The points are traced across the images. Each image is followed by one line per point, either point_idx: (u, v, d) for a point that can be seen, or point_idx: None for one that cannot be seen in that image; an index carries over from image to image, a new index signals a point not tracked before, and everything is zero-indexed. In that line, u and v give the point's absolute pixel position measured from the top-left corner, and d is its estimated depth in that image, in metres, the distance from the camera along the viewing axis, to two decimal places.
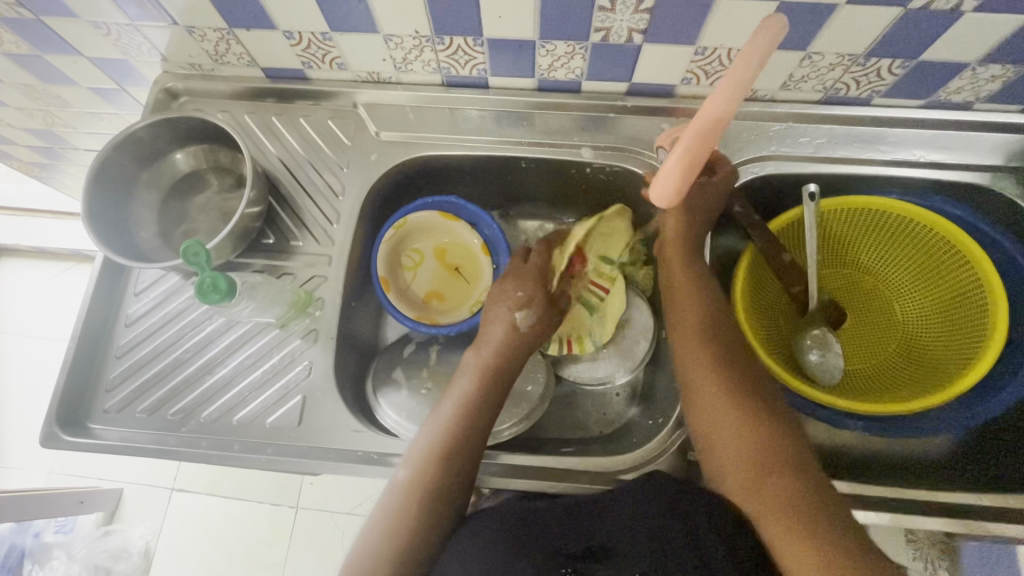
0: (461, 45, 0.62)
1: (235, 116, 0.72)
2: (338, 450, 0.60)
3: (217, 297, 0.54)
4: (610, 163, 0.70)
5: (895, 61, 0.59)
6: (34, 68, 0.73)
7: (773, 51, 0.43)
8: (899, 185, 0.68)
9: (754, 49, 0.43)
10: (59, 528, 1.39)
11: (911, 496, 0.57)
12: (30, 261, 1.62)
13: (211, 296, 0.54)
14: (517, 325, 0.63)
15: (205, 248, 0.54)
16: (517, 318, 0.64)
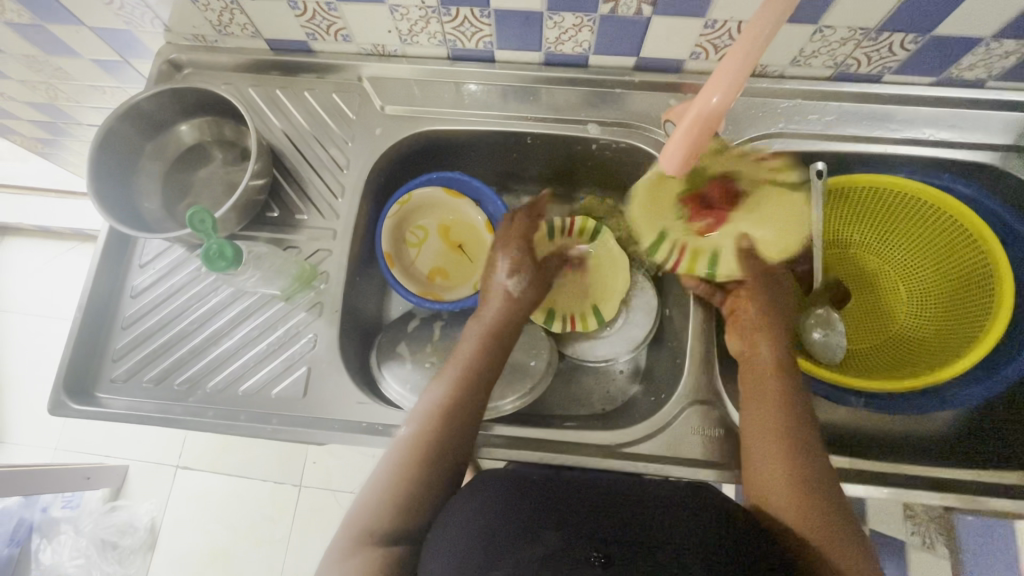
0: (468, 16, 0.62)
1: (240, 88, 0.72)
2: (343, 421, 0.61)
3: (223, 263, 0.54)
4: (617, 139, 0.69)
5: (907, 35, 0.58)
6: (37, 39, 0.72)
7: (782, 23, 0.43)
8: (908, 164, 0.68)
9: (764, 19, 0.43)
10: (66, 503, 1.41)
11: (911, 471, 0.58)
12: (34, 240, 1.62)
13: (217, 263, 0.54)
14: (510, 291, 0.65)
15: (211, 215, 0.55)
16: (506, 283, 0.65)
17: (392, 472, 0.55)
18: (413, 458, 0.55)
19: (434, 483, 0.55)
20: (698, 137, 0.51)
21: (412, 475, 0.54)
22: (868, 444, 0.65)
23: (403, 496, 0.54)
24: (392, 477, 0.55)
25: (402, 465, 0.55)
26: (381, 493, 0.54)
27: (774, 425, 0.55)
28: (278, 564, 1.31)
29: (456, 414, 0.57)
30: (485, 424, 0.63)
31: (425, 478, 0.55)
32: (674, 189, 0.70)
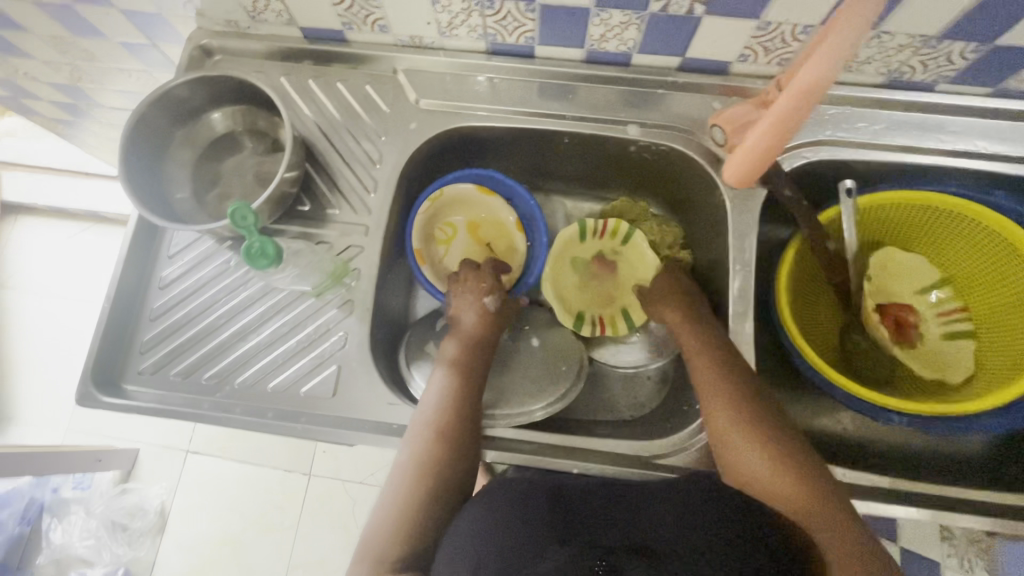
0: (512, 10, 0.60)
1: (271, 77, 0.70)
2: (373, 422, 0.60)
3: (265, 262, 0.55)
4: (658, 141, 0.67)
5: (969, 44, 0.56)
6: (64, 19, 0.71)
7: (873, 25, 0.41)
8: (956, 176, 0.66)
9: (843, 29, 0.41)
10: (76, 484, 1.41)
11: (948, 493, 0.57)
12: (47, 220, 1.62)
13: (259, 262, 0.55)
14: (486, 309, 0.66)
15: (253, 212, 0.55)
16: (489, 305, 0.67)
17: (394, 505, 0.55)
18: (408, 487, 0.55)
19: (435, 505, 0.55)
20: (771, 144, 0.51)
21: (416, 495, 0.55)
22: (895, 461, 0.65)
23: (407, 524, 0.53)
24: (399, 496, 0.55)
25: (401, 495, 0.55)
26: (386, 526, 0.54)
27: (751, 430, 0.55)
28: (285, 553, 1.31)
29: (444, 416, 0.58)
30: (516, 430, 0.63)
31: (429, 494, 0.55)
32: (713, 194, 0.68)
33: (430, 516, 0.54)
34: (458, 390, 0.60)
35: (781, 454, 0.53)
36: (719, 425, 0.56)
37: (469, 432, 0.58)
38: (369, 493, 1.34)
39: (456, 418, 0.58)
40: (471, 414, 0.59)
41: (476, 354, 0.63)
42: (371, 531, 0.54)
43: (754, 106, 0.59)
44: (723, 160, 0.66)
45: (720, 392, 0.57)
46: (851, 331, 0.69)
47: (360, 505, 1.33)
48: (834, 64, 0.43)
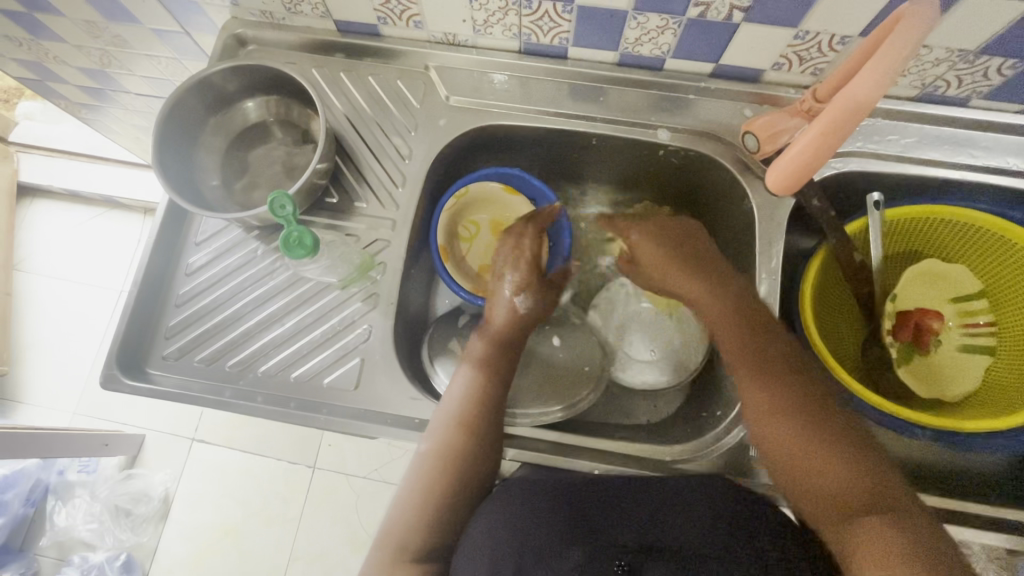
0: (549, 10, 0.60)
1: (303, 68, 0.70)
2: (395, 416, 0.60)
3: (302, 251, 0.56)
4: (687, 146, 0.67)
5: (1006, 61, 0.56)
6: (100, 4, 0.71)
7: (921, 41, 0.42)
8: (986, 193, 0.65)
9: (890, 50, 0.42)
10: (82, 467, 1.42)
11: (973, 510, 0.57)
12: (62, 204, 1.62)
13: (296, 251, 0.56)
14: (516, 307, 0.65)
15: (291, 201, 0.56)
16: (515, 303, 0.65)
17: (415, 491, 0.54)
18: (430, 471, 0.55)
19: (460, 491, 0.55)
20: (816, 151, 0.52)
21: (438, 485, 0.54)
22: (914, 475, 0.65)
23: (431, 512, 0.53)
24: (420, 486, 0.55)
25: (420, 480, 0.55)
26: (407, 513, 0.53)
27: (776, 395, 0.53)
28: (287, 543, 1.31)
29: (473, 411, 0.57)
30: (538, 429, 0.62)
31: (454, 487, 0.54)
32: (740, 200, 0.68)
33: (454, 504, 0.54)
34: (484, 386, 0.59)
35: (823, 430, 0.49)
36: (759, 411, 0.53)
37: (493, 419, 0.57)
38: (374, 488, 1.34)
39: (486, 416, 0.57)
40: (496, 410, 0.58)
41: (501, 350, 0.62)
42: (391, 519, 0.54)
43: (787, 113, 0.60)
44: (752, 168, 0.66)
45: (760, 375, 0.54)
46: (872, 345, 0.69)
47: (365, 499, 1.33)
48: (874, 84, 0.44)
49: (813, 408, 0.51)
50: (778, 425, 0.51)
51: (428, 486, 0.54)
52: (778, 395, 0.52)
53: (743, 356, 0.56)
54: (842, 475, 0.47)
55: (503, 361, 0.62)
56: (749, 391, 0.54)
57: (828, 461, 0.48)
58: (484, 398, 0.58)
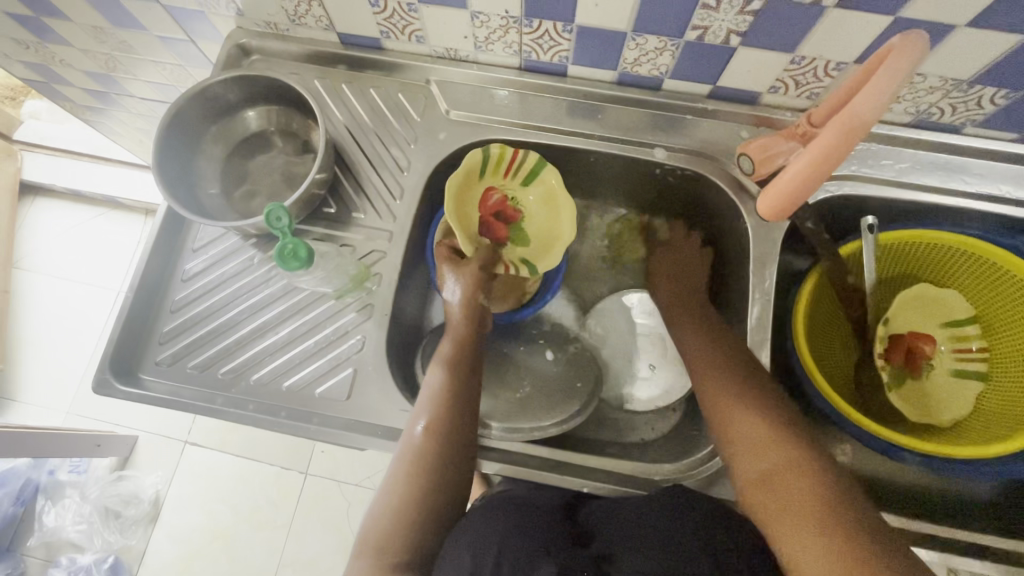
0: (550, 29, 0.61)
1: (305, 79, 0.71)
2: (386, 427, 0.60)
3: (296, 264, 0.56)
4: (684, 166, 0.68)
5: (1000, 91, 0.56)
6: (107, 11, 0.72)
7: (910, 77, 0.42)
8: (979, 219, 0.66)
9: (876, 88, 0.43)
10: (74, 468, 1.41)
11: (961, 537, 0.57)
12: (64, 203, 1.63)
13: (290, 263, 0.56)
14: (467, 300, 0.63)
15: (288, 213, 0.57)
16: (449, 300, 0.64)
17: (392, 495, 0.53)
18: (404, 476, 0.54)
19: (438, 498, 0.53)
20: (809, 182, 0.53)
21: (404, 491, 0.53)
22: (903, 499, 0.64)
23: (410, 520, 0.52)
24: (387, 491, 0.54)
25: (396, 485, 0.54)
26: (385, 519, 0.52)
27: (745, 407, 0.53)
28: (276, 550, 1.30)
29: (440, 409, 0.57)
30: (529, 444, 0.62)
31: (417, 492, 0.53)
32: (736, 221, 0.68)
33: (432, 512, 0.53)
34: (453, 390, 0.58)
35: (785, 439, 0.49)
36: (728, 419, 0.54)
37: (462, 422, 0.57)
38: (365, 496, 1.33)
39: (452, 419, 0.56)
40: (468, 414, 0.57)
41: (468, 351, 0.61)
42: (369, 528, 0.53)
43: (782, 137, 0.60)
44: (748, 188, 0.66)
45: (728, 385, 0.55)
46: (865, 367, 0.69)
47: (356, 507, 1.33)
48: (877, 103, 0.43)
49: (780, 420, 0.51)
50: (740, 430, 0.52)
51: (401, 495, 0.53)
52: (747, 409, 0.53)
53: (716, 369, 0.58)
54: (802, 486, 0.46)
55: (469, 360, 0.61)
56: (722, 401, 0.55)
57: (788, 470, 0.47)
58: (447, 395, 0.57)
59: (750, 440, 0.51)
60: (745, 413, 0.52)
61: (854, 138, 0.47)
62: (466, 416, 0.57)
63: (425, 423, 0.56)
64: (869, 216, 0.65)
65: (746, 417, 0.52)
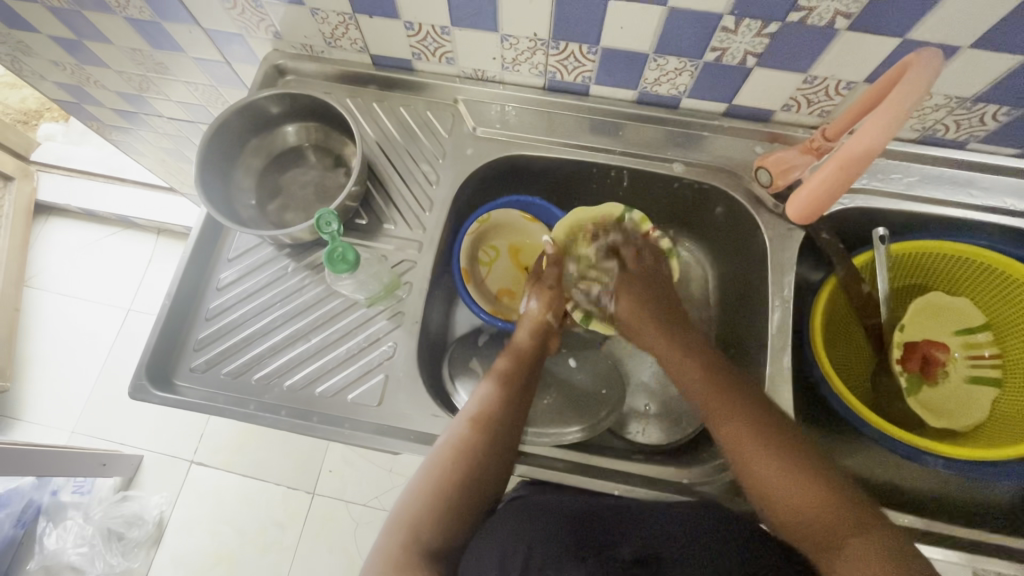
0: (575, 51, 0.64)
1: (338, 98, 0.75)
2: (417, 432, 0.61)
3: (344, 267, 0.59)
4: (702, 180, 0.71)
5: (1001, 108, 0.60)
6: (149, 34, 0.75)
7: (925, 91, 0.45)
8: (986, 231, 0.69)
9: (888, 110, 0.47)
10: (77, 489, 1.38)
11: (986, 539, 0.57)
12: (78, 222, 1.65)
13: (338, 266, 0.59)
14: (538, 325, 0.66)
15: (336, 219, 0.60)
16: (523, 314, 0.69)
17: (427, 483, 0.55)
18: (446, 467, 0.55)
19: (474, 494, 0.55)
20: (834, 186, 0.56)
21: (449, 487, 0.54)
22: (926, 504, 0.65)
23: (442, 510, 0.54)
24: (428, 482, 0.55)
25: (434, 473, 0.55)
26: (421, 504, 0.54)
27: (738, 431, 0.54)
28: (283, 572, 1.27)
29: (494, 419, 0.58)
30: (556, 449, 0.63)
31: (462, 489, 0.54)
32: (752, 232, 0.71)
33: (470, 502, 0.55)
34: (506, 400, 0.60)
35: (780, 456, 0.51)
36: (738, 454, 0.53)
37: (511, 427, 0.59)
38: (373, 517, 1.31)
39: (505, 428, 0.58)
40: (515, 421, 0.59)
41: (523, 365, 0.64)
42: (403, 509, 0.55)
43: (797, 151, 0.64)
44: (764, 201, 0.69)
45: (727, 417, 0.55)
46: (880, 374, 0.70)
47: (363, 528, 1.31)
48: (890, 121, 0.47)
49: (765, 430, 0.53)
50: (756, 463, 0.52)
51: (441, 489, 0.54)
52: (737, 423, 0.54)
53: (717, 399, 0.56)
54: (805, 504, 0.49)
55: (523, 375, 0.63)
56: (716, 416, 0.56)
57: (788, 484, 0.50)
58: (503, 403, 0.59)
59: (742, 449, 0.53)
60: (734, 422, 0.54)
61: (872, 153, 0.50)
62: (515, 424, 0.59)
63: (476, 423, 0.58)
64: (880, 227, 0.68)
65: (736, 430, 0.54)
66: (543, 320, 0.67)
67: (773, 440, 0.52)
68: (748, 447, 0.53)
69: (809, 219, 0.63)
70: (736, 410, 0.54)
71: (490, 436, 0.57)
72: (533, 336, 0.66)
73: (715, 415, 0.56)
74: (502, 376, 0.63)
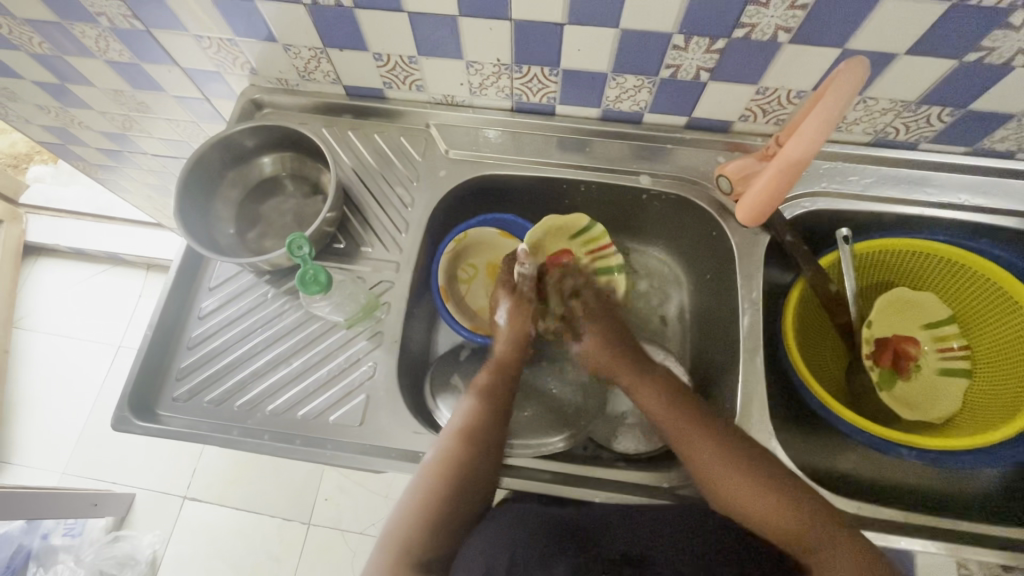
0: (538, 74, 0.67)
1: (314, 129, 0.77)
2: (398, 450, 0.61)
3: (316, 288, 0.61)
4: (669, 190, 0.73)
5: (945, 109, 0.62)
6: (129, 75, 0.78)
7: (854, 90, 0.50)
8: (945, 226, 0.71)
9: (820, 114, 0.52)
10: (68, 530, 1.35)
11: (966, 528, 0.58)
12: (68, 262, 1.66)
13: (310, 287, 0.61)
14: (520, 335, 0.68)
15: (307, 242, 0.61)
16: (495, 322, 0.70)
17: (414, 498, 0.56)
18: (430, 478, 0.56)
19: (460, 504, 0.56)
20: (780, 184, 0.61)
21: (434, 499, 0.55)
22: (908, 496, 0.66)
23: (429, 522, 0.55)
24: (416, 495, 0.56)
25: (421, 487, 0.56)
26: (410, 518, 0.55)
27: (701, 441, 0.58)
28: None
29: (476, 434, 0.59)
30: (538, 459, 0.64)
31: (447, 498, 0.56)
32: (720, 238, 0.73)
33: (456, 513, 0.56)
34: (487, 414, 0.61)
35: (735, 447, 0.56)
36: (709, 482, 0.56)
37: (493, 439, 0.60)
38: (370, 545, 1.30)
39: (485, 441, 0.59)
40: (495, 432, 0.60)
41: (501, 377, 0.65)
42: (394, 527, 0.55)
43: (756, 158, 0.66)
44: (729, 208, 0.71)
45: (694, 432, 0.58)
46: (855, 370, 0.71)
47: (361, 557, 1.29)
48: (826, 122, 0.52)
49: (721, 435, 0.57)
50: (735, 497, 0.55)
51: (428, 500, 0.55)
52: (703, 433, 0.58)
53: (694, 445, 0.58)
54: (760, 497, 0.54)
55: (503, 388, 0.64)
56: (683, 440, 0.59)
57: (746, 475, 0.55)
58: (485, 415, 0.61)
59: (708, 455, 0.57)
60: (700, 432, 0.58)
61: (811, 149, 0.56)
62: (497, 435, 0.60)
63: (457, 434, 0.59)
64: (843, 228, 0.70)
65: (701, 438, 0.58)
66: (523, 331, 0.69)
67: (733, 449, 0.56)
68: (711, 452, 0.57)
69: (760, 220, 0.68)
70: (709, 443, 0.57)
71: (472, 448, 0.58)
72: (513, 346, 0.68)
73: (682, 448, 0.59)
74: (484, 389, 0.64)
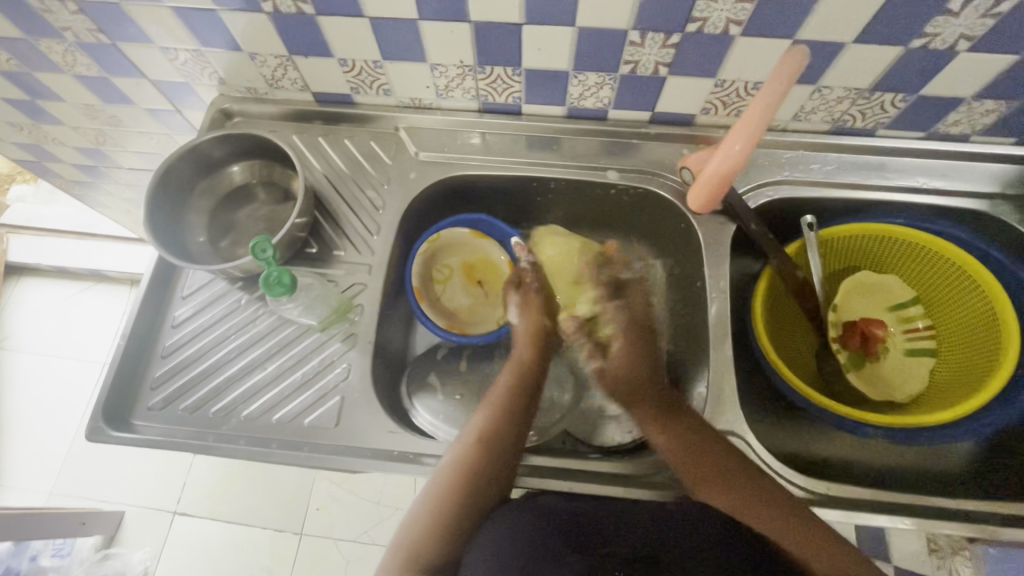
0: (501, 74, 0.68)
1: (285, 136, 0.78)
2: (373, 449, 0.62)
3: (281, 289, 0.62)
4: (636, 184, 0.74)
5: (897, 95, 0.64)
6: (99, 89, 0.79)
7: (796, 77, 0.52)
8: (906, 210, 0.73)
9: (764, 98, 0.54)
10: (57, 551, 1.34)
11: (933, 503, 0.59)
12: (51, 280, 1.65)
13: (276, 289, 0.61)
14: (533, 329, 0.69)
15: (272, 245, 0.62)
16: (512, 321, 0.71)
17: (428, 499, 0.57)
18: (447, 480, 0.57)
19: (473, 504, 0.56)
20: (726, 172, 0.63)
21: (449, 500, 0.56)
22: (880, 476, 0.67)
23: (441, 525, 0.55)
24: (434, 495, 0.56)
25: (437, 488, 0.57)
26: (426, 518, 0.56)
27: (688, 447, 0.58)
28: None
29: (496, 437, 0.59)
30: None
31: (462, 500, 0.56)
32: (688, 229, 0.74)
33: (467, 513, 0.56)
34: (506, 416, 0.61)
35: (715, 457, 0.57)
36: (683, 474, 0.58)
37: (513, 441, 0.59)
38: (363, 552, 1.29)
39: (508, 445, 0.59)
40: (516, 435, 0.60)
41: (525, 378, 0.65)
42: (409, 526, 0.56)
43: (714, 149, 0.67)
44: None
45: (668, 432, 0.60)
46: (826, 355, 0.72)
47: (354, 565, 1.29)
48: (770, 105, 0.54)
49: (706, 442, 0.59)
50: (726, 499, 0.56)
51: (441, 503, 0.56)
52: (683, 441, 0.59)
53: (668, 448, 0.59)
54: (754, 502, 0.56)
55: (524, 388, 0.64)
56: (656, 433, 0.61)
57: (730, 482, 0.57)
58: (503, 416, 0.61)
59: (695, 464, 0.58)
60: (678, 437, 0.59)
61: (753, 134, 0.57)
62: (519, 438, 0.60)
63: (478, 437, 0.59)
64: (807, 216, 0.71)
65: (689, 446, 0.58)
66: (540, 323, 0.70)
67: (717, 456, 0.57)
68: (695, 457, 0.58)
69: (713, 207, 0.69)
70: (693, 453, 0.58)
71: (492, 452, 0.58)
72: (533, 343, 0.68)
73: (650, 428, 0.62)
74: (506, 390, 0.64)
